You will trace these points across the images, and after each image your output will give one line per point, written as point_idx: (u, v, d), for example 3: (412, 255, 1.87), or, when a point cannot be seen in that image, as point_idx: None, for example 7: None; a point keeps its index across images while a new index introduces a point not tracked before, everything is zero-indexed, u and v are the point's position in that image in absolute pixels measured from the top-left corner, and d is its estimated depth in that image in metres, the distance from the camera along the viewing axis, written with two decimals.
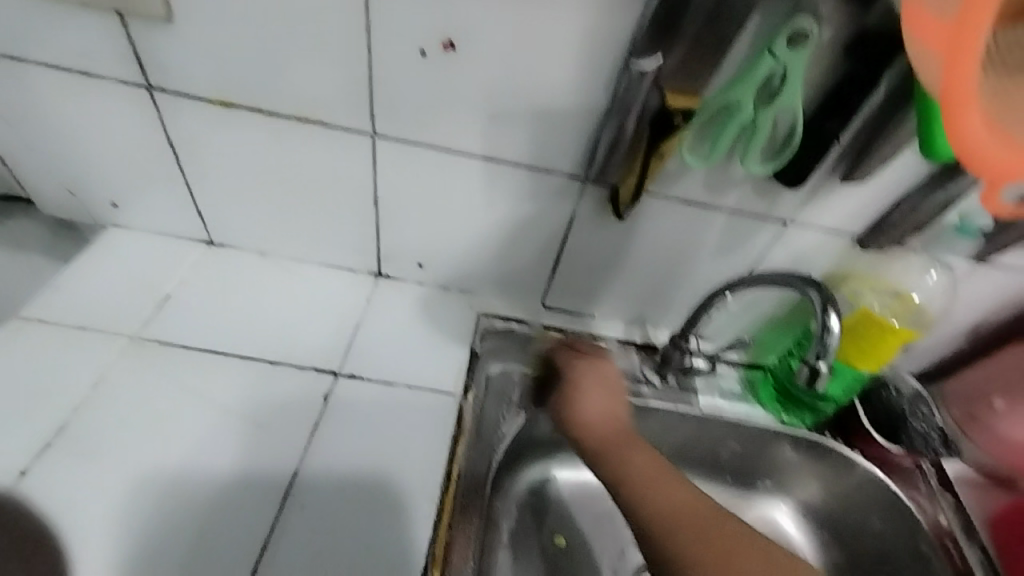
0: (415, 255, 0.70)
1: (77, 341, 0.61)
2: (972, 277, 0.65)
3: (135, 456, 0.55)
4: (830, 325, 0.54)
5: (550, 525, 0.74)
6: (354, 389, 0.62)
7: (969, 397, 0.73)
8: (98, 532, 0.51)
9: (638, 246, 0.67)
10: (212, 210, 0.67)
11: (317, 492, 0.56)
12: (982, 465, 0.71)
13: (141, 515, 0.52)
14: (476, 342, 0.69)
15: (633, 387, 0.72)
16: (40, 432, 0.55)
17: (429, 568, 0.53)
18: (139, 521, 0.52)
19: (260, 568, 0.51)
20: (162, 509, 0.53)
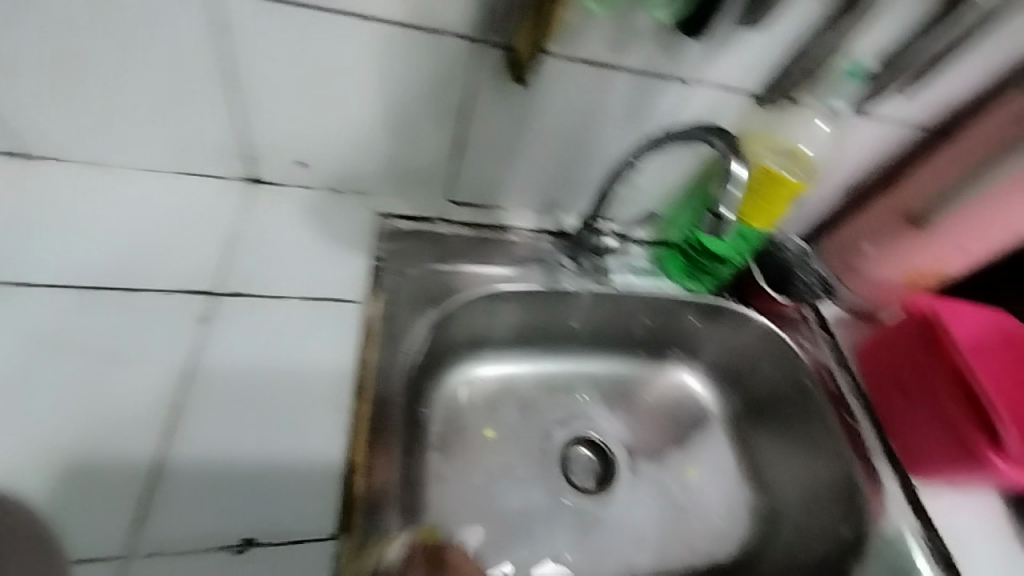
0: (292, 154, 0.62)
1: None
2: (859, 132, 0.66)
3: None
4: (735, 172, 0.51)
5: (477, 418, 0.77)
6: (240, 308, 0.57)
7: (842, 247, 0.76)
8: None
9: (538, 123, 0.61)
10: (14, 107, 0.55)
11: (203, 422, 0.50)
12: (855, 307, 0.78)
13: None
14: (379, 245, 0.65)
15: (548, 274, 0.71)
16: None
17: (351, 474, 0.50)
18: None
19: (134, 545, 0.44)
20: (8, 462, 0.45)
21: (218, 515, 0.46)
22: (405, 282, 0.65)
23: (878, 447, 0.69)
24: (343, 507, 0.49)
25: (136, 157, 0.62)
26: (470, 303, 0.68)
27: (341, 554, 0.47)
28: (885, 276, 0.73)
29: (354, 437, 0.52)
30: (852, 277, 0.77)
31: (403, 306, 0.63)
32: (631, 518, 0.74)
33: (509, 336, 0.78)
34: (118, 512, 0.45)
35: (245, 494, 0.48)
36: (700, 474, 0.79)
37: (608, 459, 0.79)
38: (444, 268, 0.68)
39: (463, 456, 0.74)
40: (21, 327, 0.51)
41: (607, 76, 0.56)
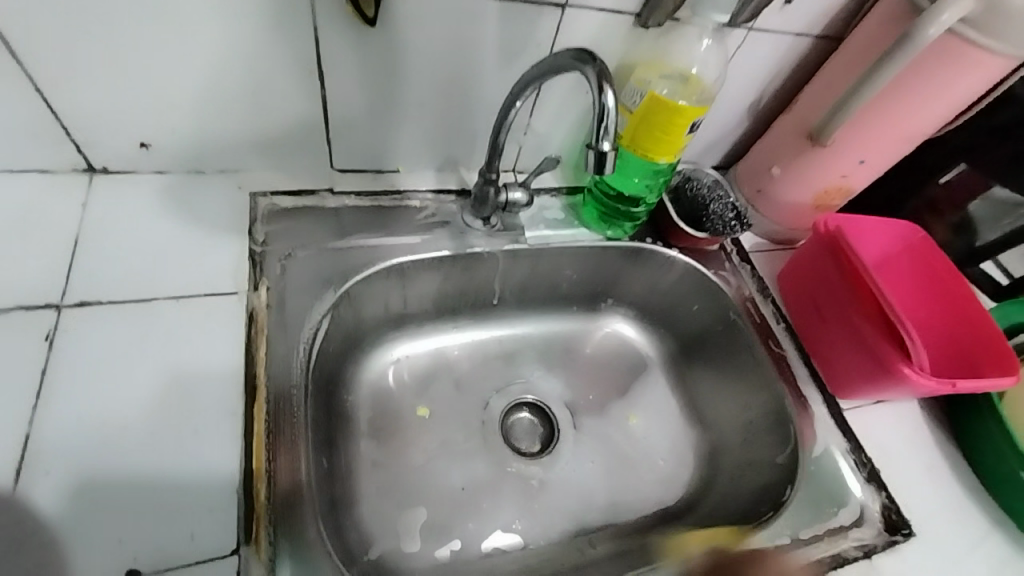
0: (129, 134, 0.54)
1: None
2: (749, 48, 0.64)
3: None
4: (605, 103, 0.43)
5: (408, 399, 0.72)
6: (92, 318, 0.49)
7: (753, 174, 0.75)
8: None
9: (408, 68, 0.55)
10: None
11: (59, 452, 0.43)
12: (770, 234, 0.78)
13: None
14: (259, 227, 0.58)
15: (456, 238, 0.67)
16: None
17: (249, 482, 0.45)
18: None
19: None
20: None
21: (91, 553, 0.40)
22: (294, 266, 0.58)
23: (805, 375, 0.69)
24: (246, 514, 0.43)
25: None
26: (374, 276, 0.63)
27: (249, 570, 0.42)
28: (795, 198, 0.72)
29: (250, 440, 0.46)
30: (766, 205, 0.75)
31: (297, 291, 0.58)
32: (578, 475, 0.72)
33: (430, 309, 0.74)
34: None
35: (125, 523, 0.41)
36: (643, 420, 0.77)
37: (550, 420, 0.76)
38: (341, 244, 0.62)
39: (397, 441, 0.69)
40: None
41: (469, 5, 0.51)
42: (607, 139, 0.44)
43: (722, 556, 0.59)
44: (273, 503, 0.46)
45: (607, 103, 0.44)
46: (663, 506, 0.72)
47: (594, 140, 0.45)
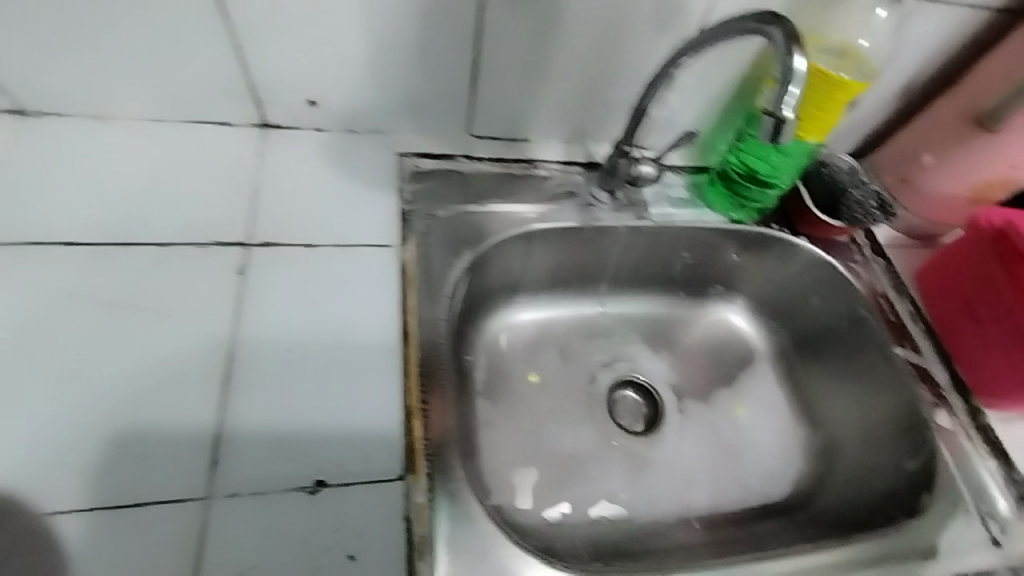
0: (302, 91, 0.58)
1: None
2: (918, 23, 0.60)
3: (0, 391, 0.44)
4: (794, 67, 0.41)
5: (518, 364, 0.74)
6: (272, 256, 0.53)
7: (899, 161, 0.70)
8: None
9: (561, 33, 0.56)
10: (8, 61, 0.52)
11: (254, 366, 0.47)
12: (908, 228, 0.74)
13: (18, 460, 0.42)
14: (405, 186, 0.62)
15: (583, 209, 0.68)
16: None
17: (407, 419, 0.48)
18: (15, 470, 0.41)
19: (212, 491, 0.42)
20: (59, 435, 0.43)
21: (292, 462, 0.44)
22: (437, 225, 0.61)
23: (946, 380, 0.65)
24: (406, 448, 0.46)
25: (144, 105, 0.57)
26: (508, 241, 0.64)
27: (412, 495, 0.45)
28: (947, 190, 0.67)
29: (406, 378, 0.50)
30: (910, 196, 0.71)
31: (439, 250, 0.60)
32: (685, 456, 0.72)
33: (544, 280, 0.75)
34: (185, 463, 0.43)
35: (314, 440, 0.45)
36: (750, 413, 0.76)
37: (654, 399, 0.76)
38: (476, 209, 0.64)
39: (510, 402, 0.71)
40: (35, 287, 0.48)
41: None
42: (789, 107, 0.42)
43: (879, 552, 0.55)
44: (428, 441, 0.48)
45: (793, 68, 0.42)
46: (770, 502, 0.70)
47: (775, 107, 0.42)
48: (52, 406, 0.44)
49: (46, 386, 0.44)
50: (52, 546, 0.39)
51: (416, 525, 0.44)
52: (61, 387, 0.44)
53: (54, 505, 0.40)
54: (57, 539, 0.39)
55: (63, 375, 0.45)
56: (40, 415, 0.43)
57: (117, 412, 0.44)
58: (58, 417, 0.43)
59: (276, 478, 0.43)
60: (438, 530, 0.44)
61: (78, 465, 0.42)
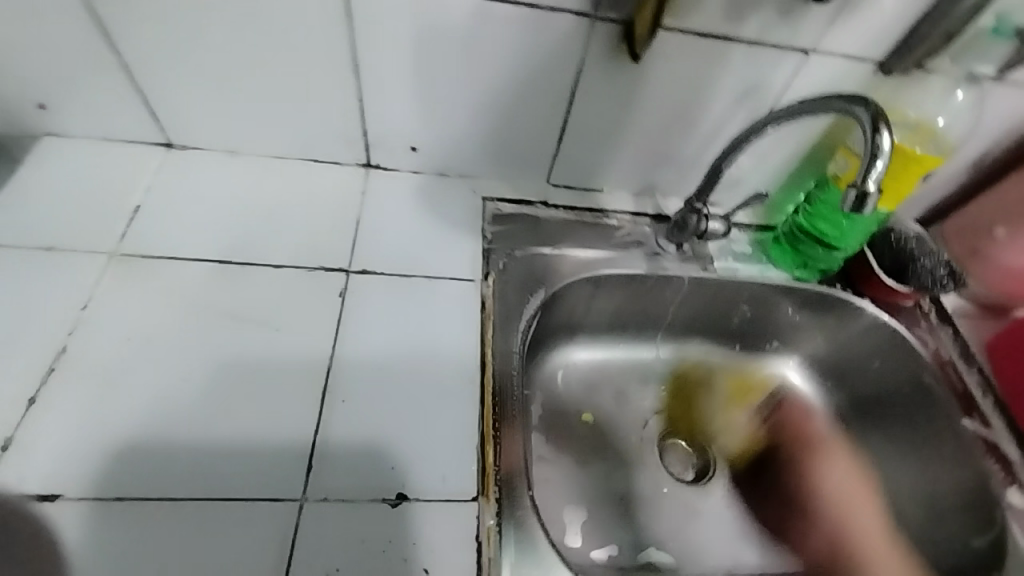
0: (406, 138, 0.65)
1: (50, 262, 0.55)
2: (996, 104, 0.61)
3: (131, 386, 0.49)
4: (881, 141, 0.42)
5: (573, 402, 0.76)
6: (369, 282, 0.59)
7: (968, 232, 0.71)
8: (101, 464, 0.46)
9: (646, 98, 0.61)
10: (168, 102, 0.60)
11: (348, 382, 0.52)
12: (978, 297, 0.73)
13: (141, 449, 0.46)
14: (488, 226, 0.67)
15: (650, 258, 0.71)
16: (35, 361, 0.50)
17: (482, 444, 0.50)
18: (139, 459, 0.46)
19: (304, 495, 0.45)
20: (178, 431, 0.48)
21: (374, 476, 0.47)
22: (515, 262, 0.66)
23: (1018, 458, 0.63)
24: (479, 471, 0.49)
25: (268, 142, 0.65)
26: (576, 283, 0.68)
27: (482, 517, 0.47)
28: (1020, 263, 0.67)
29: (482, 405, 0.53)
30: (978, 267, 0.71)
31: (515, 287, 0.64)
32: (737, 511, 0.71)
33: (604, 323, 0.78)
34: (283, 467, 0.47)
35: (395, 456, 0.48)
36: (805, 473, 0.75)
37: (705, 451, 0.76)
38: (550, 251, 0.68)
39: (564, 439, 0.72)
40: (166, 295, 0.55)
41: (721, 48, 0.56)
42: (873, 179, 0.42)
43: None
44: (498, 467, 0.50)
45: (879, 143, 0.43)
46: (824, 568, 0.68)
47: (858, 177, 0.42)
48: (176, 402, 0.49)
49: (170, 383, 0.50)
50: (167, 529, 0.43)
51: (486, 548, 0.46)
52: (182, 387, 0.50)
53: (171, 492, 0.45)
54: (171, 524, 0.43)
55: (184, 375, 0.50)
56: (166, 411, 0.49)
57: (228, 414, 0.49)
58: (177, 414, 0.48)
59: (359, 489, 0.46)
60: (503, 556, 0.46)
61: (192, 458, 0.46)
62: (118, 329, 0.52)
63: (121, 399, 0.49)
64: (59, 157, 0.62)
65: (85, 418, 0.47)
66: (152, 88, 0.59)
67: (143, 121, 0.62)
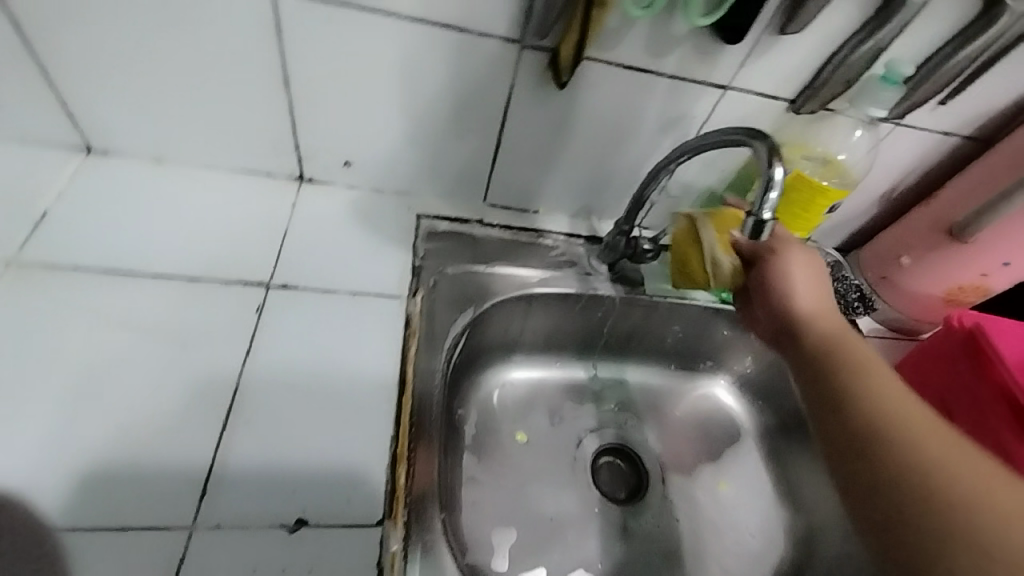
0: (340, 154, 0.65)
1: None
2: (894, 141, 0.67)
3: (19, 406, 0.47)
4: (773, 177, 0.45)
5: (506, 423, 0.75)
6: (289, 299, 0.58)
7: (879, 260, 0.76)
8: None
9: (577, 125, 0.63)
10: (83, 109, 0.58)
11: (261, 402, 0.51)
12: (890, 321, 0.77)
13: (25, 473, 0.44)
14: (421, 244, 0.67)
15: (582, 278, 0.72)
16: None
17: (393, 465, 0.50)
18: (20, 483, 0.43)
19: (198, 520, 0.44)
20: (68, 453, 0.45)
21: (278, 499, 0.46)
22: (445, 281, 0.66)
23: None
24: (389, 493, 0.48)
25: (195, 154, 0.64)
26: (507, 302, 0.69)
27: (387, 541, 0.46)
28: (923, 290, 0.72)
29: (398, 425, 0.52)
30: (891, 292, 0.75)
31: (445, 305, 0.64)
32: (666, 531, 0.72)
33: (540, 342, 0.78)
34: (180, 492, 0.45)
35: (302, 478, 0.47)
36: (731, 490, 0.77)
37: (637, 464, 0.77)
38: (484, 269, 0.69)
39: (495, 461, 0.72)
40: (66, 308, 0.52)
41: (644, 81, 0.58)
42: (769, 210, 0.46)
43: None
44: (411, 488, 0.49)
45: (773, 177, 0.46)
46: None
47: (755, 210, 0.47)
48: (70, 419, 0.47)
49: (66, 403, 0.47)
50: (47, 562, 0.41)
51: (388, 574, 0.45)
52: (75, 405, 0.47)
53: (52, 520, 0.42)
54: (53, 555, 0.41)
55: (82, 396, 0.48)
56: (57, 431, 0.46)
57: (128, 435, 0.47)
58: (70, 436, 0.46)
59: (260, 513, 0.45)
60: None
61: (83, 484, 0.44)
62: (10, 344, 0.49)
63: (7, 419, 0.46)
64: None
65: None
66: (66, 96, 0.56)
67: (59, 127, 0.60)
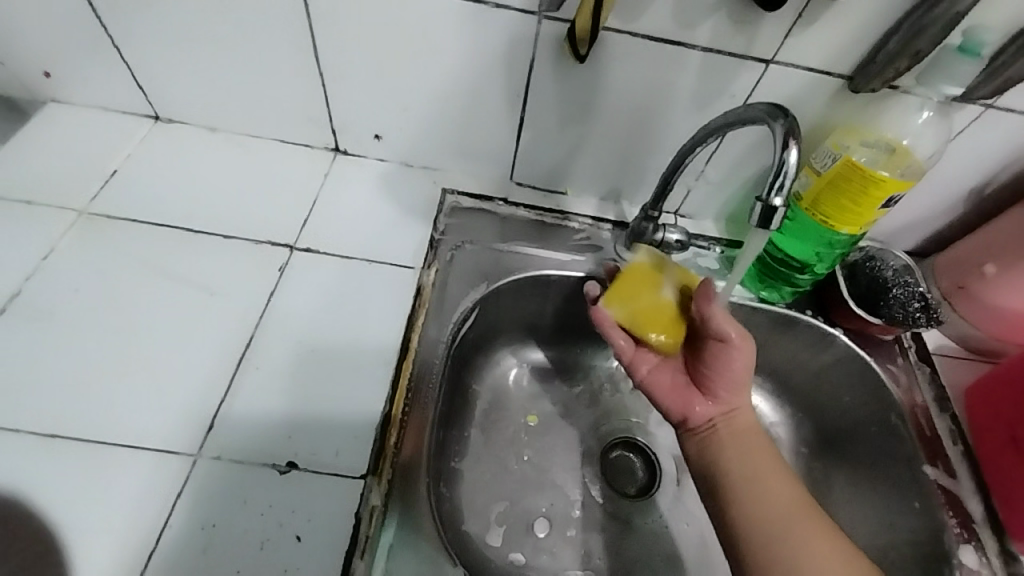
0: (370, 127, 0.68)
1: (28, 214, 0.61)
2: (981, 129, 0.57)
3: (73, 334, 0.54)
4: (787, 157, 0.43)
5: (520, 402, 0.74)
6: (308, 261, 0.61)
7: (956, 267, 0.66)
8: (33, 399, 0.50)
9: (601, 103, 0.61)
10: (151, 79, 0.65)
11: (269, 355, 0.55)
12: (963, 337, 0.68)
13: (70, 390, 0.51)
14: (441, 219, 0.68)
15: (602, 263, 0.69)
16: None
17: (384, 426, 0.52)
18: (66, 399, 0.51)
19: (203, 449, 0.49)
20: (106, 377, 0.52)
21: (272, 438, 0.50)
22: (461, 256, 0.66)
23: (980, 515, 0.57)
24: (376, 452, 0.50)
25: (244, 124, 0.69)
26: (523, 282, 0.68)
27: (367, 495, 0.48)
28: (1009, 306, 0.62)
29: (394, 388, 0.54)
30: (966, 304, 0.65)
31: (459, 279, 0.65)
32: (673, 532, 0.69)
33: (561, 327, 0.76)
34: (190, 423, 0.50)
35: (296, 424, 0.51)
36: None
37: (654, 466, 0.73)
38: (503, 247, 0.68)
39: (502, 436, 0.71)
40: (120, 253, 0.60)
41: (673, 55, 0.55)
42: (780, 194, 0.44)
43: None
44: (397, 457, 0.50)
45: (788, 160, 0.43)
46: None
47: (764, 193, 0.44)
48: (112, 349, 0.54)
49: (112, 335, 0.54)
50: (78, 465, 0.48)
51: (366, 525, 0.47)
52: (117, 338, 0.54)
53: (86, 432, 0.49)
54: (83, 461, 0.48)
55: (124, 330, 0.55)
56: (99, 359, 0.53)
57: (156, 367, 0.53)
58: (110, 364, 0.53)
59: (254, 452, 0.49)
60: (383, 535, 0.47)
61: (114, 405, 0.51)
62: (73, 280, 0.57)
63: (62, 343, 0.54)
64: (61, 124, 0.69)
65: (31, 359, 0.52)
66: (136, 66, 0.64)
67: (132, 95, 0.68)
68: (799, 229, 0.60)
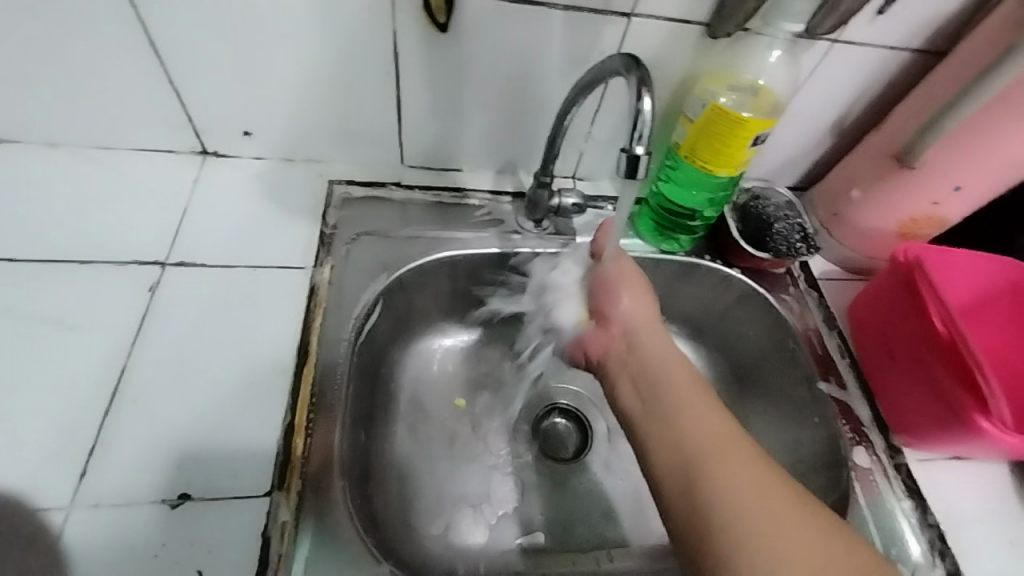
0: (236, 123, 0.62)
1: None
2: (832, 64, 0.61)
3: None
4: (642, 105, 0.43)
5: (445, 388, 0.73)
6: (184, 277, 0.57)
7: (830, 196, 0.70)
8: None
9: (475, 73, 0.59)
10: None
11: (149, 385, 0.50)
12: (844, 260, 0.73)
13: None
14: (331, 213, 0.65)
15: (505, 237, 0.69)
16: None
17: (288, 437, 0.49)
18: None
19: (80, 499, 0.44)
20: None
21: (161, 474, 0.46)
22: (357, 250, 0.63)
23: (868, 418, 0.63)
24: (281, 464, 0.48)
25: (90, 135, 0.62)
26: (426, 267, 0.66)
27: (276, 513, 0.46)
28: (875, 225, 0.67)
29: (295, 396, 0.52)
30: (842, 229, 0.70)
31: (357, 273, 0.62)
32: (608, 487, 0.71)
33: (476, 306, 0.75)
34: (62, 474, 0.45)
35: (186, 453, 0.47)
36: None
37: (585, 428, 0.75)
38: (402, 234, 0.66)
39: (430, 426, 0.70)
40: None
41: (536, 15, 0.54)
42: (640, 143, 0.44)
43: None
44: (307, 461, 0.49)
45: (643, 110, 0.44)
46: None
47: (627, 144, 0.44)
48: None
49: None
50: None
51: (278, 543, 0.45)
52: None
53: None
54: None
55: None
56: None
57: (14, 419, 0.47)
58: None
59: (141, 492, 0.45)
60: (298, 550, 0.46)
61: None
62: None
63: None
64: None
65: None
66: None
67: None
68: (683, 177, 0.62)
